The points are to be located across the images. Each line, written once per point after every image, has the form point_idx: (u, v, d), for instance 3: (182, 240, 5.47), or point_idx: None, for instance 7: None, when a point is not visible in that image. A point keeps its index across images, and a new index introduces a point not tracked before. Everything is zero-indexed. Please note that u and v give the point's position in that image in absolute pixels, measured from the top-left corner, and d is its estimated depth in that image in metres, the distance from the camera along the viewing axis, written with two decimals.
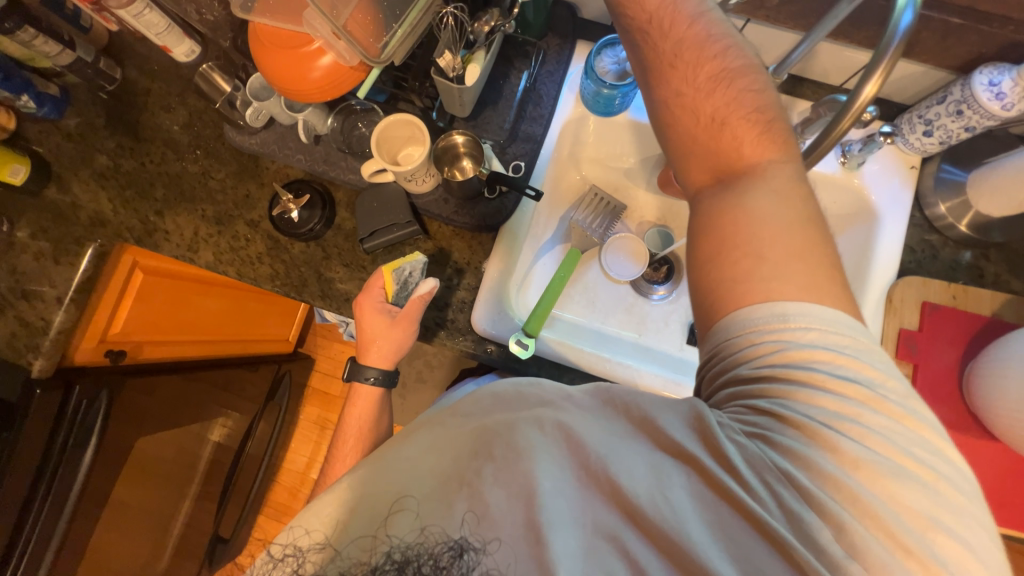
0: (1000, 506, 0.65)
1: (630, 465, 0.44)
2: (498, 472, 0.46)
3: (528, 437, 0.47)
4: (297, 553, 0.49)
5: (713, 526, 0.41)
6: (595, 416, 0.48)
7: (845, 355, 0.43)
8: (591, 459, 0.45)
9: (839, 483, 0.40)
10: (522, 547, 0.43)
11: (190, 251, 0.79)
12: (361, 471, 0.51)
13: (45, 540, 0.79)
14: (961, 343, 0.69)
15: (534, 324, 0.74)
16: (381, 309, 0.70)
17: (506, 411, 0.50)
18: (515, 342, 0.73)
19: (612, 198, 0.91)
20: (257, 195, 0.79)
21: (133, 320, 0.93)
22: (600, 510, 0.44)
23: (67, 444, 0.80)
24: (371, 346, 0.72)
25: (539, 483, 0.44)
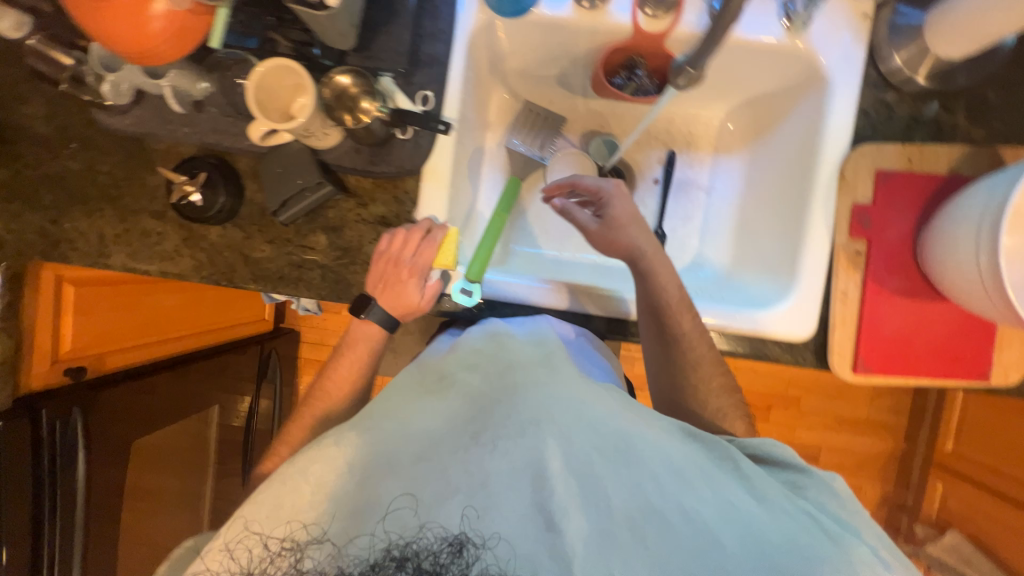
0: (956, 360, 0.65)
1: (648, 455, 0.53)
2: (498, 452, 0.52)
3: (530, 414, 0.54)
4: (295, 547, 0.48)
5: (724, 527, 0.49)
6: (598, 399, 0.57)
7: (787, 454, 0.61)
8: (614, 449, 0.53)
9: (820, 512, 0.53)
10: (531, 530, 0.49)
11: (102, 259, 0.73)
12: (362, 454, 0.52)
13: (69, 542, 0.85)
14: (918, 208, 0.65)
15: (476, 268, 0.70)
16: (419, 282, 0.67)
17: (511, 385, 0.58)
18: (458, 291, 0.70)
19: (545, 113, 0.87)
20: (153, 183, 0.71)
21: (84, 333, 0.91)
22: (617, 502, 0.51)
23: (55, 465, 0.82)
24: (394, 305, 0.67)
25: (551, 462, 0.51)
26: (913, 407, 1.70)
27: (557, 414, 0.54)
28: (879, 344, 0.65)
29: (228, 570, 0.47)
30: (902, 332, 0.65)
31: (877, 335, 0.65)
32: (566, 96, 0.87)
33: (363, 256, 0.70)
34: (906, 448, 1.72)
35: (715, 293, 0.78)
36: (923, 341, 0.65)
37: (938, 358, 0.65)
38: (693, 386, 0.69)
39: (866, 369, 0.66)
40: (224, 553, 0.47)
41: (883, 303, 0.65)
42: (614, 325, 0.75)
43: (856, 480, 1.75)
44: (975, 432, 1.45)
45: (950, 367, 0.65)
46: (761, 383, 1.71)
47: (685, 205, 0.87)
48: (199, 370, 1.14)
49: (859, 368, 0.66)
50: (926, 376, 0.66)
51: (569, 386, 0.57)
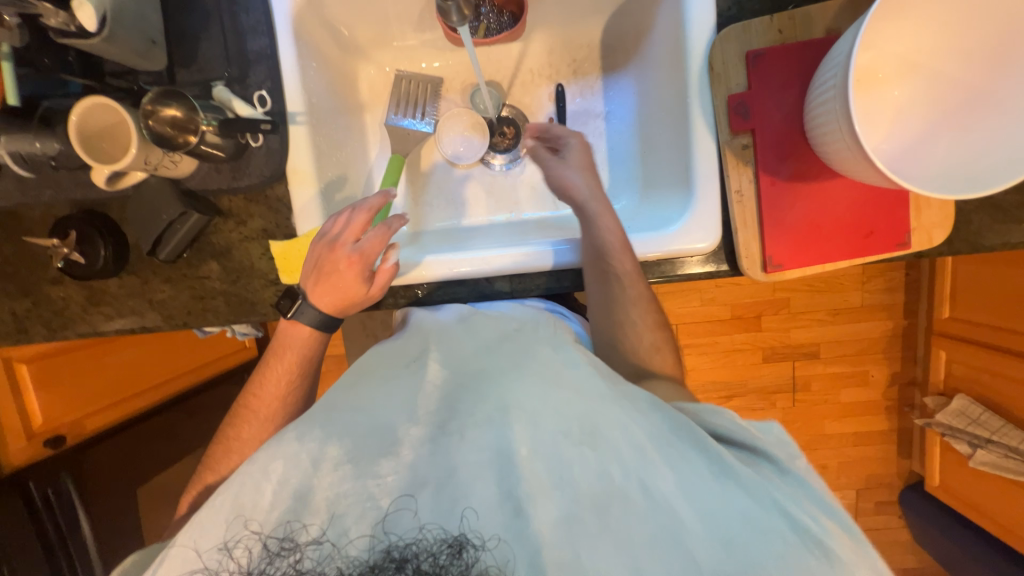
0: (870, 236, 0.62)
1: (627, 433, 0.46)
2: (466, 441, 0.47)
3: (497, 398, 0.50)
4: (292, 546, 0.43)
5: (700, 505, 0.45)
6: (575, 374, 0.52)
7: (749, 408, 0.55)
8: (592, 426, 0.47)
9: (803, 503, 0.46)
10: (510, 519, 0.44)
11: (21, 334, 0.74)
12: (330, 447, 0.47)
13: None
14: (800, 82, 0.60)
15: None
16: (364, 275, 0.63)
17: (481, 369, 0.54)
18: None
19: (426, 79, 0.81)
20: (42, 251, 0.72)
21: (53, 404, 0.94)
22: (596, 485, 0.45)
23: (59, 523, 0.94)
24: (339, 302, 0.64)
25: (519, 447, 0.47)
26: (908, 283, 1.64)
27: (527, 396, 0.49)
28: (783, 237, 0.62)
29: (227, 570, 0.44)
30: (806, 219, 0.62)
31: (780, 228, 0.62)
32: (436, 53, 0.82)
33: (257, 273, 0.70)
34: (908, 324, 1.67)
35: (632, 220, 0.73)
36: (829, 223, 0.62)
37: (850, 237, 0.62)
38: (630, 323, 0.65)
39: (777, 266, 0.63)
40: (224, 552, 0.44)
41: (780, 195, 0.62)
42: (519, 285, 0.71)
43: (862, 367, 1.72)
44: (970, 292, 1.39)
45: (866, 244, 0.62)
46: (744, 294, 1.68)
47: (585, 136, 0.82)
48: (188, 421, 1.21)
49: (770, 267, 0.63)
50: (842, 259, 0.63)
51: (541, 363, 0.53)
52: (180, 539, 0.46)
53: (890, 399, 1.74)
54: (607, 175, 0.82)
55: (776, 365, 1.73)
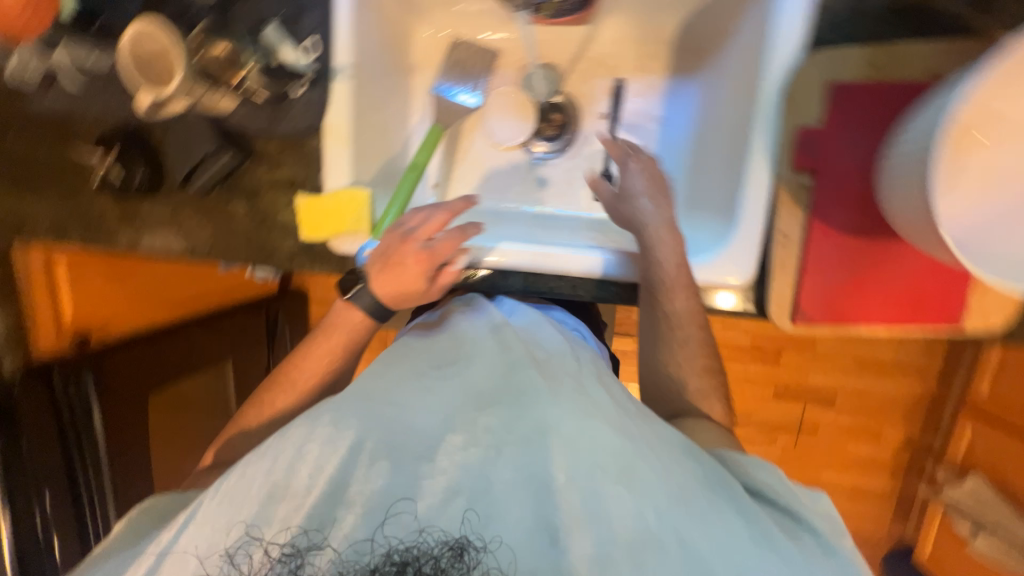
0: (917, 308, 0.57)
1: (660, 479, 0.47)
2: (502, 459, 0.48)
3: (535, 419, 0.50)
4: (293, 552, 0.45)
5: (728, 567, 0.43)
6: (614, 408, 0.53)
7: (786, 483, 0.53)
8: (626, 467, 0.46)
9: None
10: (534, 542, 0.45)
11: (58, 237, 0.78)
12: (365, 441, 0.49)
13: (98, 473, 1.01)
14: (877, 130, 0.56)
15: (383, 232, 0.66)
16: (427, 274, 0.62)
17: (516, 384, 0.54)
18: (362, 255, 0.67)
19: (480, 51, 0.77)
20: (85, 162, 0.74)
21: (81, 303, 1.02)
22: (624, 524, 0.45)
23: (76, 413, 0.97)
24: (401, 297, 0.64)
25: (556, 474, 0.47)
26: (949, 349, 1.54)
27: (566, 421, 0.49)
28: (821, 290, 0.58)
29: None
30: (851, 276, 0.58)
31: (820, 279, 0.58)
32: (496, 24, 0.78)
33: (279, 223, 0.71)
34: (938, 391, 1.58)
35: None
36: (875, 285, 0.57)
37: (895, 305, 0.57)
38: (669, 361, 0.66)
39: (807, 318, 0.59)
40: (225, 561, 0.46)
41: (828, 245, 0.58)
42: (533, 281, 0.72)
43: (875, 423, 1.65)
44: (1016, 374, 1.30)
45: (910, 315, 0.57)
46: (768, 325, 1.61)
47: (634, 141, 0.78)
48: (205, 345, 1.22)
49: (799, 319, 0.59)
50: (880, 326, 0.58)
51: (579, 395, 0.53)
52: (183, 544, 0.48)
53: (897, 461, 1.67)
54: None
55: (785, 403, 1.67)
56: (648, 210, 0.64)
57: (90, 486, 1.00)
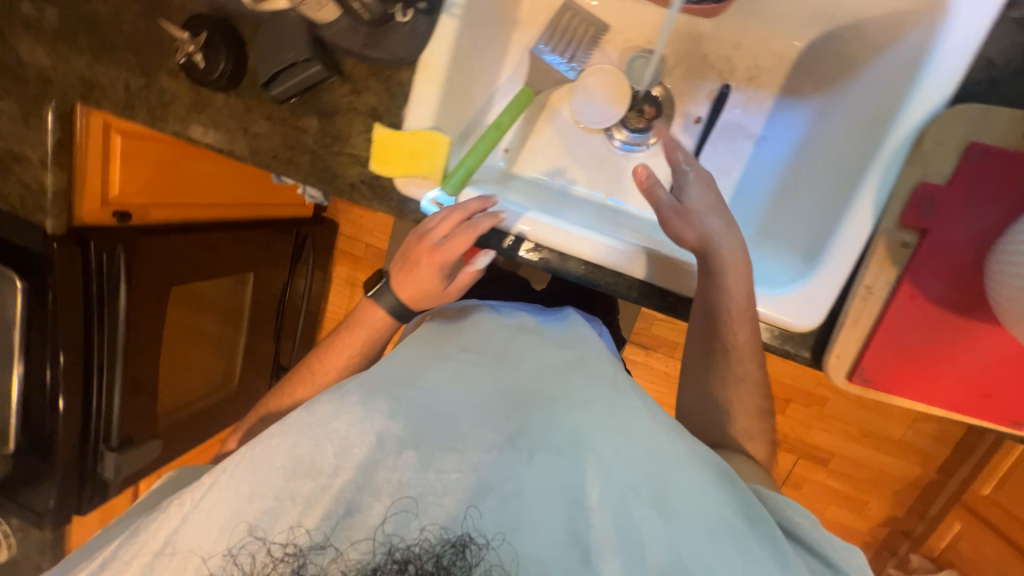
0: (986, 398, 0.56)
1: (687, 507, 0.49)
2: (535, 465, 0.50)
3: (571, 429, 0.53)
4: (297, 553, 0.47)
5: None
6: (648, 428, 0.54)
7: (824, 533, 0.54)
8: (651, 491, 0.50)
9: None
10: (559, 554, 0.46)
11: (126, 110, 0.76)
12: (394, 425, 0.53)
13: (112, 356, 1.02)
14: (1004, 204, 0.53)
15: (455, 182, 0.65)
16: (442, 271, 0.64)
17: (553, 392, 0.57)
18: (427, 202, 0.66)
19: (594, 24, 0.75)
20: (170, 40, 0.73)
21: (127, 180, 1.00)
22: (646, 547, 0.47)
23: (103, 290, 0.97)
24: (417, 296, 0.67)
25: (590, 491, 0.49)
26: (961, 442, 1.50)
27: (604, 437, 0.52)
28: (890, 356, 0.56)
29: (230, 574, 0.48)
30: (927, 350, 0.55)
31: (892, 345, 0.56)
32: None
33: (350, 149, 0.69)
34: (936, 480, 1.55)
35: None
36: (945, 363, 0.55)
37: (965, 389, 0.56)
38: (717, 393, 0.63)
39: (865, 380, 0.57)
40: (229, 558, 0.48)
41: (913, 310, 0.55)
42: (590, 273, 0.69)
43: (863, 495, 1.62)
44: None
45: (976, 404, 0.56)
46: (785, 374, 1.58)
47: (724, 152, 0.74)
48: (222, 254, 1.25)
49: (857, 378, 0.57)
50: (941, 406, 0.57)
51: (614, 410, 0.55)
52: (183, 544, 0.50)
53: (874, 537, 1.65)
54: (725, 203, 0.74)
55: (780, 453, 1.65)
56: (717, 225, 0.61)
57: (102, 364, 1.02)
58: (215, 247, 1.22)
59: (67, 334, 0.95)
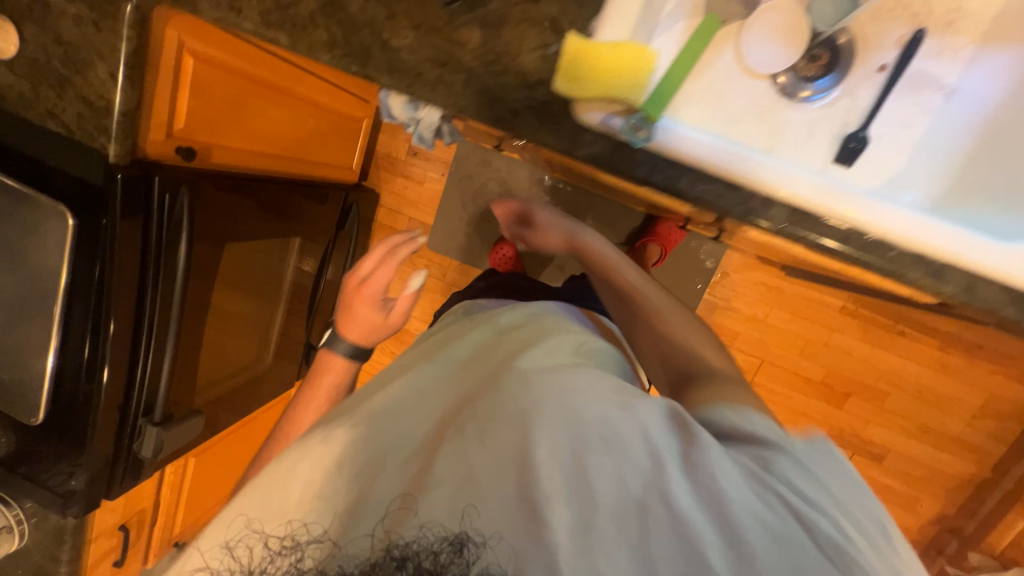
0: None
1: (625, 452, 0.48)
2: (484, 445, 0.49)
3: (513, 405, 0.52)
4: (297, 545, 0.51)
5: (722, 530, 0.45)
6: (558, 379, 0.54)
7: (766, 428, 0.53)
8: (586, 441, 0.49)
9: (848, 515, 0.47)
10: (522, 521, 0.46)
11: (231, 12, 0.63)
12: (358, 425, 0.56)
13: (167, 312, 0.90)
14: None
15: (657, 103, 0.55)
16: (380, 306, 0.90)
17: (484, 381, 0.58)
18: (625, 125, 0.55)
19: None
20: None
21: (195, 112, 0.88)
22: (613, 498, 0.47)
23: (163, 237, 0.85)
24: (365, 324, 0.87)
25: (534, 453, 0.48)
26: (1017, 439, 1.50)
27: (539, 404, 0.51)
28: None
29: (231, 567, 0.52)
30: None
31: None
32: None
33: (516, 67, 0.59)
34: (989, 477, 1.54)
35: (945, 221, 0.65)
36: None
37: None
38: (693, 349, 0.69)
39: None
40: (227, 551, 0.53)
41: None
42: (799, 221, 0.57)
43: (915, 493, 1.61)
44: None
45: None
46: (846, 366, 1.55)
47: (911, 104, 0.69)
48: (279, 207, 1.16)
49: None
50: None
51: (529, 376, 0.55)
52: (195, 549, 0.55)
53: (922, 535, 1.63)
54: (907, 160, 0.69)
55: None
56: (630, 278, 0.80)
57: (155, 324, 0.89)
58: (269, 206, 1.12)
59: (120, 285, 0.81)
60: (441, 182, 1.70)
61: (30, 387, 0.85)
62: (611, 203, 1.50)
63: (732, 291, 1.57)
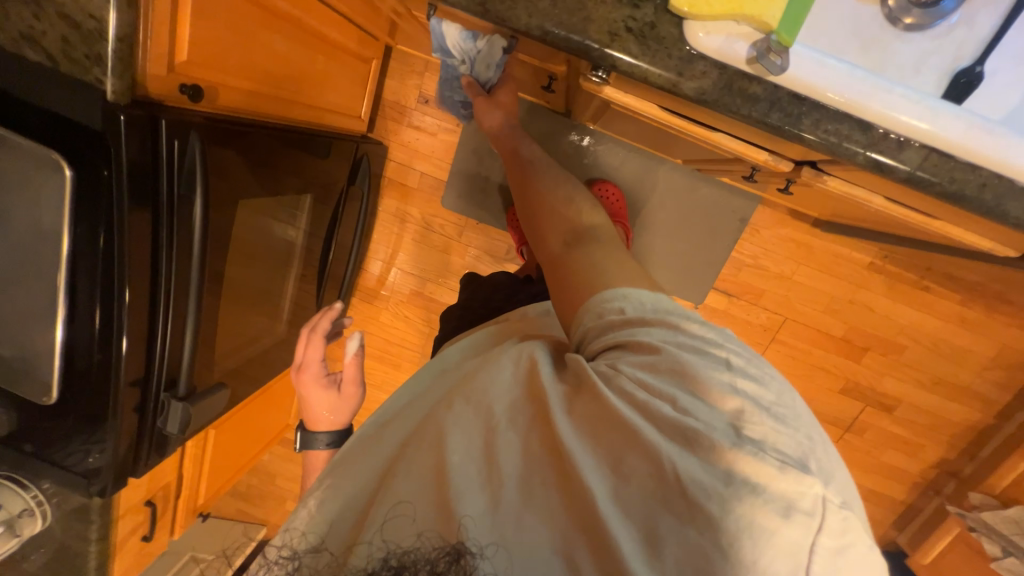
0: None
1: (506, 435, 0.50)
2: (410, 469, 0.51)
3: (433, 425, 0.53)
4: (292, 556, 0.52)
5: (600, 465, 0.48)
6: (465, 390, 0.56)
7: (617, 333, 0.59)
8: (491, 438, 0.50)
9: (709, 409, 0.51)
10: (438, 516, 0.47)
11: None
12: (321, 477, 0.58)
13: (184, 279, 0.81)
14: None
15: (793, 24, 0.47)
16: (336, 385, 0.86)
17: (419, 416, 0.60)
18: (755, 53, 0.48)
19: None
20: None
21: (198, 42, 0.75)
22: (513, 474, 0.49)
23: (176, 193, 0.74)
24: (325, 411, 0.84)
25: (449, 457, 0.49)
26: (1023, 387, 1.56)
27: (453, 418, 0.52)
28: None
29: None
30: None
31: None
32: None
33: None
34: (993, 423, 1.61)
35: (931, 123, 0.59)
36: None
37: None
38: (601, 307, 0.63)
39: None
40: None
41: None
42: (930, 167, 0.52)
43: (921, 440, 1.68)
44: None
45: None
46: (868, 322, 1.56)
47: None
48: (280, 167, 1.01)
49: None
50: None
51: (443, 400, 0.57)
52: None
53: (922, 478, 1.72)
54: (1020, 100, 0.62)
55: (847, 402, 1.66)
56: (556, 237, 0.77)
57: (171, 293, 0.80)
58: (270, 164, 0.97)
59: (132, 249, 0.71)
60: (456, 133, 1.57)
61: (36, 366, 0.76)
62: (643, 155, 1.48)
63: (761, 248, 1.54)
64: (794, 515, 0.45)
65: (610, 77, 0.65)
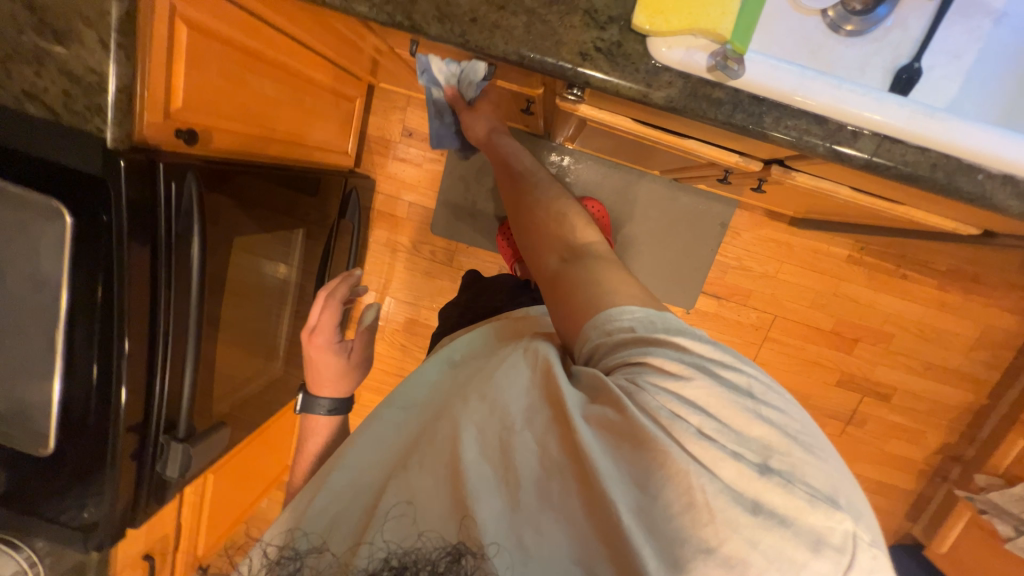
0: None
1: (524, 436, 0.51)
2: (421, 467, 0.51)
3: (446, 424, 0.53)
4: (296, 556, 0.51)
5: (625, 482, 0.49)
6: (480, 387, 0.56)
7: (632, 353, 0.60)
8: (507, 439, 0.51)
9: (732, 433, 0.52)
10: (453, 518, 0.47)
11: None
12: (328, 471, 0.57)
13: (183, 318, 0.81)
14: None
15: (744, 34, 0.53)
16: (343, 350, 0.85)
17: (429, 414, 0.60)
18: (713, 62, 0.53)
19: None
20: None
21: (191, 90, 0.78)
22: (530, 476, 0.49)
23: (173, 233, 0.76)
24: (334, 376, 0.83)
25: (463, 455, 0.49)
26: (1010, 365, 1.60)
27: (467, 416, 0.53)
28: None
29: None
30: None
31: None
32: None
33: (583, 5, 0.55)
34: (987, 403, 1.64)
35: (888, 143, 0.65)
36: None
37: None
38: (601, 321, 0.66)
39: None
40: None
41: None
42: (885, 151, 0.56)
43: (922, 427, 1.70)
44: None
45: None
46: (854, 313, 1.60)
47: (960, 32, 0.68)
48: (269, 205, 1.03)
49: None
50: None
51: (457, 399, 0.57)
52: None
53: (929, 465, 1.73)
54: (955, 90, 0.69)
55: (845, 394, 1.68)
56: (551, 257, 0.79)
57: (170, 332, 0.80)
58: (261, 203, 0.99)
59: (132, 290, 0.72)
60: (441, 162, 1.63)
61: (34, 417, 0.75)
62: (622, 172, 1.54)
63: (743, 250, 1.59)
64: (823, 550, 0.46)
65: (585, 93, 0.70)
